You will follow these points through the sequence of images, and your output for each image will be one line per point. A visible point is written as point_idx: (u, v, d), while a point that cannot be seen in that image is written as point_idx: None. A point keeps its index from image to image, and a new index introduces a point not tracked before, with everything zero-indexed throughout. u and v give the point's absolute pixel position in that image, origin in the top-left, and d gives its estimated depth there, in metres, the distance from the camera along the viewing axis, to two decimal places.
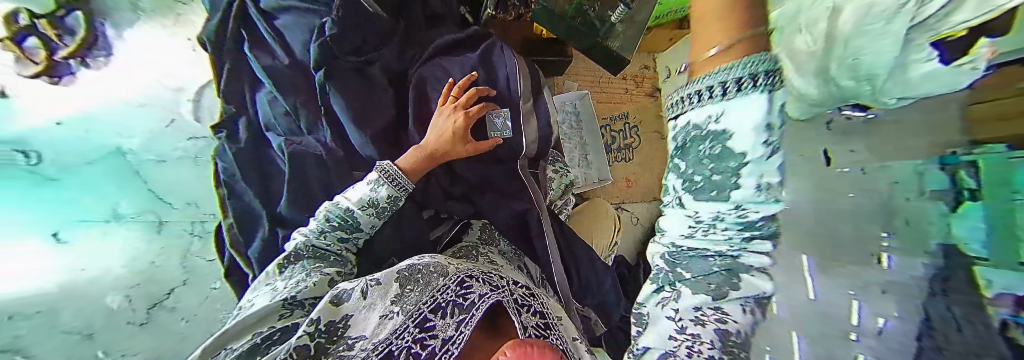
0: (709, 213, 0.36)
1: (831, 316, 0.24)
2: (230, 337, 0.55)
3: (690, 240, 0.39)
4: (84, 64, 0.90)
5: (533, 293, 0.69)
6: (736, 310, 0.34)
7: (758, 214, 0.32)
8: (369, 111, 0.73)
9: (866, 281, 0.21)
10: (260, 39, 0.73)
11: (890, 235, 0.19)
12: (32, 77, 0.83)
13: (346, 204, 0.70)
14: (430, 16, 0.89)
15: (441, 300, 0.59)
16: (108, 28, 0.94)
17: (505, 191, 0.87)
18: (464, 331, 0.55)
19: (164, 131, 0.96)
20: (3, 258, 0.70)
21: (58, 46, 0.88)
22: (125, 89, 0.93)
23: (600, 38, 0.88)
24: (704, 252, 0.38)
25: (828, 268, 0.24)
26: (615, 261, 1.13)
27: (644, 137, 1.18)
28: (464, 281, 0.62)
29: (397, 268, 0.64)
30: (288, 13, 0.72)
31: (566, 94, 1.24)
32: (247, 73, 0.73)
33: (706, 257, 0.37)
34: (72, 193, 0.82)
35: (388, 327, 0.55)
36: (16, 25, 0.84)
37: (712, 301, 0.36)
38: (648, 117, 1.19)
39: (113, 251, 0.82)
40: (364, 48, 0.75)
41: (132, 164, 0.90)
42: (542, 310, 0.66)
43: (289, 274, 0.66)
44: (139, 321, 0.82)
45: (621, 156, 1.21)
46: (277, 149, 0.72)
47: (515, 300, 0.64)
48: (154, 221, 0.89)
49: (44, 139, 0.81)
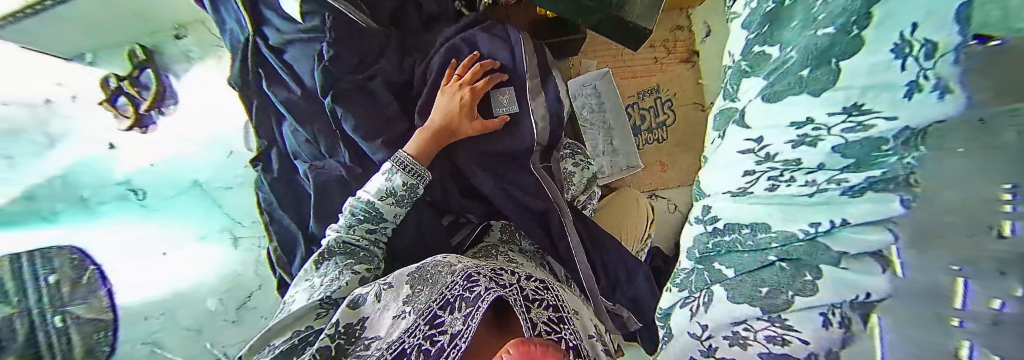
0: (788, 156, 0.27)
1: (930, 295, 0.18)
2: (274, 334, 0.61)
3: (738, 214, 0.31)
4: (160, 113, 1.05)
5: (546, 285, 0.66)
6: (805, 324, 0.27)
7: (859, 179, 0.22)
8: (378, 126, 0.76)
9: (976, 256, 0.16)
10: (275, 75, 0.79)
11: (1017, 189, 0.14)
12: (127, 130, 0.98)
13: (367, 197, 0.73)
14: (426, 18, 0.87)
15: (449, 296, 0.60)
16: (171, 79, 1.12)
17: (523, 190, 0.83)
18: (470, 325, 0.56)
19: (227, 161, 1.05)
20: (132, 273, 0.78)
21: (140, 100, 1.04)
22: (194, 128, 1.05)
23: (614, 12, 0.77)
24: (754, 233, 0.30)
25: (927, 244, 0.18)
26: (648, 254, 1.06)
27: (680, 111, 0.99)
28: (471, 275, 0.62)
29: (408, 271, 0.67)
30: (294, 46, 0.76)
31: (583, 76, 1.12)
32: (272, 108, 0.80)
33: (757, 241, 0.30)
34: (170, 220, 0.90)
35: (400, 326, 0.58)
36: (109, 88, 1.02)
37: (762, 314, 0.30)
38: (681, 88, 1.00)
39: (207, 262, 0.90)
40: (363, 65, 0.77)
41: (208, 193, 0.99)
42: (557, 304, 0.63)
43: (324, 270, 0.72)
44: (233, 319, 0.89)
45: (652, 137, 1.04)
46: (303, 174, 0.78)
47: (525, 297, 0.61)
48: (230, 238, 0.98)
49: (145, 178, 0.90)
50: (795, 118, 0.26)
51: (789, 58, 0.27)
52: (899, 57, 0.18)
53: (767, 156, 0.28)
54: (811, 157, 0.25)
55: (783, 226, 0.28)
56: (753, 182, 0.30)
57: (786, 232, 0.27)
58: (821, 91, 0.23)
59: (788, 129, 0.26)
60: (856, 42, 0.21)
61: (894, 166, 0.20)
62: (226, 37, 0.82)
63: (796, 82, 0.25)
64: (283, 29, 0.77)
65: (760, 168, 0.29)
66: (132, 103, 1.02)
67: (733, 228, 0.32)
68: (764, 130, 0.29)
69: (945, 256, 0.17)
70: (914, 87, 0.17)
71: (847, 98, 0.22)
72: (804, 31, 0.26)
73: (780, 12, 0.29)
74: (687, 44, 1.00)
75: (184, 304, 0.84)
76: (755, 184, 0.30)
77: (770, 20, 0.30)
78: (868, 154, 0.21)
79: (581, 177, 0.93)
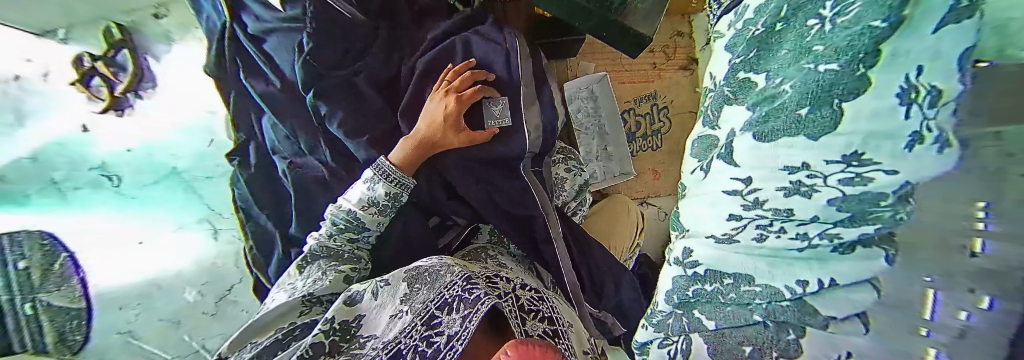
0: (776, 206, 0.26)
1: (902, 306, 0.21)
2: (252, 333, 0.60)
3: (728, 261, 0.31)
4: (138, 96, 0.96)
5: (541, 296, 0.64)
6: None
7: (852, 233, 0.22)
8: (362, 124, 0.73)
9: (952, 271, 0.18)
10: (253, 65, 0.75)
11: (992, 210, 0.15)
12: (102, 113, 0.91)
13: (347, 206, 0.71)
14: (419, 12, 0.84)
15: (448, 296, 0.57)
16: (150, 61, 1.01)
17: (512, 196, 0.80)
18: (468, 327, 0.53)
19: (208, 150, 0.95)
20: (106, 262, 0.77)
21: (116, 82, 0.95)
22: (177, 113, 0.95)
23: (613, 16, 0.75)
24: (744, 287, 0.30)
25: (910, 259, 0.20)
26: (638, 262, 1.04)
27: (676, 119, 0.98)
28: (471, 277, 0.60)
29: (406, 269, 0.65)
30: (274, 35, 0.72)
31: (580, 79, 1.09)
32: (251, 102, 0.76)
33: (744, 296, 0.30)
34: (154, 205, 0.86)
35: (397, 326, 0.56)
36: (83, 68, 0.94)
37: None
38: (679, 95, 0.98)
39: (190, 249, 0.86)
40: (347, 58, 0.73)
41: (185, 181, 0.90)
42: (551, 316, 0.61)
43: (308, 273, 0.69)
44: (212, 312, 0.86)
45: (648, 144, 1.03)
46: (282, 172, 0.74)
47: (520, 307, 0.60)
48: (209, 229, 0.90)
49: (123, 162, 0.86)
50: (789, 161, 0.24)
51: (782, 93, 0.24)
52: (903, 103, 0.17)
53: (756, 202, 0.27)
54: (804, 209, 0.24)
55: (768, 281, 0.28)
56: (739, 231, 0.30)
57: (775, 289, 0.28)
58: (819, 133, 0.21)
59: (779, 173, 0.25)
60: (861, 82, 0.19)
61: (889, 221, 0.20)
62: (203, 22, 0.77)
63: (794, 122, 0.23)
64: (262, 17, 0.72)
65: (749, 215, 0.28)
66: (107, 85, 0.94)
67: (716, 278, 0.32)
68: (753, 170, 0.27)
69: (924, 269, 0.19)
70: (913, 141, 0.17)
71: (849, 145, 0.20)
72: (797, 63, 0.24)
73: (770, 38, 0.27)
74: (687, 50, 0.98)
75: (160, 295, 0.81)
76: (741, 232, 0.30)
77: (757, 47, 0.28)
78: (866, 209, 0.21)
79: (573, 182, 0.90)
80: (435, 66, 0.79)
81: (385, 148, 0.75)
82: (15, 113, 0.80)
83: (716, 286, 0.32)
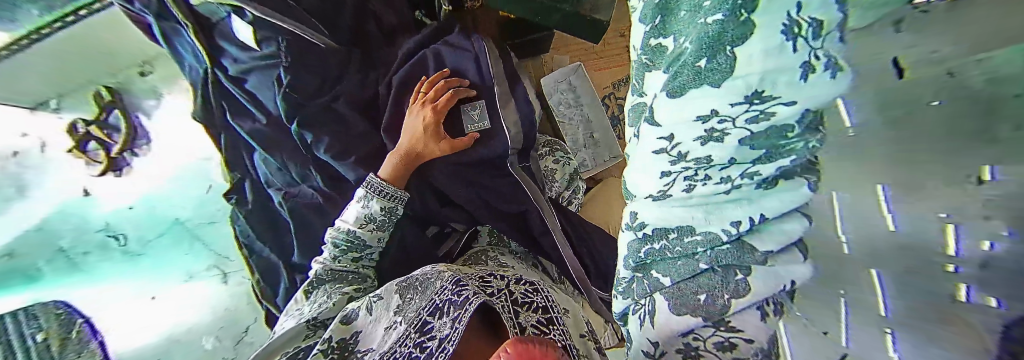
0: (703, 155, 0.29)
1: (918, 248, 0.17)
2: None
3: (670, 216, 0.34)
4: (134, 154, 0.96)
5: (536, 288, 0.66)
6: (749, 320, 0.30)
7: (771, 168, 0.25)
8: (348, 145, 0.76)
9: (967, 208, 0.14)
10: (238, 105, 0.78)
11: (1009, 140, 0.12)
12: (100, 175, 0.91)
13: (346, 226, 0.73)
14: (387, 30, 0.87)
15: (439, 300, 0.59)
16: (142, 118, 1.00)
17: (501, 194, 0.83)
18: (458, 327, 0.56)
19: (206, 196, 0.96)
20: (125, 321, 0.80)
21: (111, 143, 0.95)
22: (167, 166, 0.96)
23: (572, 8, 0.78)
24: (689, 237, 0.32)
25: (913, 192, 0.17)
26: None
27: None
28: (460, 279, 0.63)
29: (398, 281, 0.67)
30: (253, 74, 0.75)
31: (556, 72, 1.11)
32: (241, 140, 0.79)
33: (692, 246, 0.32)
34: (160, 259, 0.88)
35: (392, 337, 0.57)
36: (77, 134, 0.93)
37: (708, 320, 0.32)
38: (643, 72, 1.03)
39: (201, 299, 0.88)
40: (326, 85, 0.77)
41: (189, 230, 0.92)
42: (546, 305, 0.62)
43: (314, 298, 0.70)
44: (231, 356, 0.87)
45: None
46: (278, 203, 0.76)
47: (512, 300, 0.62)
48: (218, 273, 0.92)
49: (125, 222, 0.88)
50: (700, 112, 0.27)
51: (684, 50, 0.27)
52: (789, 38, 0.20)
53: (680, 155, 0.31)
54: (721, 152, 0.27)
55: (706, 227, 0.31)
56: (671, 185, 0.33)
57: (712, 235, 0.30)
58: (720, 80, 0.24)
59: (694, 124, 0.28)
60: (747, 26, 0.22)
61: (803, 151, 0.23)
62: (187, 72, 0.80)
63: (696, 73, 0.26)
64: (239, 58, 0.75)
65: (676, 169, 0.32)
66: (102, 147, 0.94)
67: (662, 235, 0.35)
68: (673, 126, 0.30)
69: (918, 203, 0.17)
70: (806, 69, 0.19)
71: (748, 86, 0.22)
72: (692, 21, 0.26)
73: (668, 4, 0.30)
74: None
75: (179, 346, 0.83)
76: (672, 186, 0.33)
77: (660, 14, 0.31)
78: (777, 143, 0.24)
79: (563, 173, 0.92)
80: (410, 79, 0.82)
81: (375, 167, 0.78)
82: (16, 186, 0.82)
83: (665, 241, 0.34)
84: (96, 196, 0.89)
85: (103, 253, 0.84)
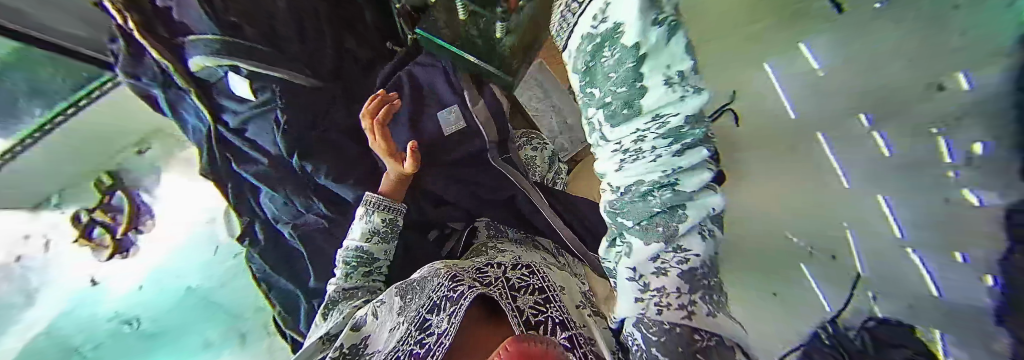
0: (630, 148, 0.33)
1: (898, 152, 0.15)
2: None
3: (620, 176, 0.35)
4: (139, 231, 1.06)
5: (532, 271, 0.70)
6: (695, 242, 0.31)
7: (676, 114, 0.27)
8: (346, 170, 0.84)
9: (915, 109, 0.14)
10: (238, 152, 0.85)
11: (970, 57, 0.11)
12: (109, 259, 1.01)
13: (355, 244, 0.79)
14: (360, 62, 0.97)
15: (436, 299, 0.63)
16: (143, 195, 1.10)
17: (489, 184, 0.92)
18: (454, 322, 0.59)
19: (212, 259, 1.07)
20: None
21: (115, 225, 1.04)
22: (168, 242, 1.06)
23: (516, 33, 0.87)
24: (637, 188, 0.34)
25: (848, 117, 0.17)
26: None
27: None
28: (456, 276, 0.66)
29: (396, 286, 0.70)
30: (251, 123, 0.82)
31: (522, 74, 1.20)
32: (246, 184, 0.86)
33: (641, 193, 0.34)
34: (174, 336, 0.97)
35: (394, 337, 0.61)
36: (81, 223, 1.01)
37: (667, 246, 0.33)
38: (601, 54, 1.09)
39: None
40: (318, 121, 0.85)
41: (200, 298, 1.03)
42: (542, 286, 0.66)
43: (330, 317, 0.74)
44: None
45: None
46: (289, 236, 0.84)
47: (509, 286, 0.65)
48: (237, 336, 1.01)
49: (129, 307, 0.97)
50: (622, 129, 0.33)
51: (603, 91, 0.33)
52: (667, 82, 0.27)
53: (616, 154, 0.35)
54: (641, 149, 0.33)
55: (645, 177, 0.33)
56: (615, 174, 0.36)
57: (650, 182, 0.33)
58: (636, 111, 0.31)
59: (620, 138, 0.34)
60: (640, 83, 0.29)
61: (696, 134, 0.28)
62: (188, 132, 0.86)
63: (617, 108, 0.32)
64: (238, 111, 0.81)
65: (616, 161, 0.35)
66: (109, 231, 1.03)
67: (618, 191, 0.36)
68: (608, 138, 0.35)
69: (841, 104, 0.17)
70: (681, 95, 0.27)
71: (649, 113, 0.30)
72: (603, 74, 0.31)
73: (578, 42, 0.32)
74: None
75: None
76: (616, 171, 0.36)
77: (572, 51, 0.34)
78: (675, 137, 0.29)
79: (542, 160, 1.01)
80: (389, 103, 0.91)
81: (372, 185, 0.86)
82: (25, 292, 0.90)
83: (622, 190, 0.36)
84: (104, 285, 0.98)
85: (117, 339, 0.93)
